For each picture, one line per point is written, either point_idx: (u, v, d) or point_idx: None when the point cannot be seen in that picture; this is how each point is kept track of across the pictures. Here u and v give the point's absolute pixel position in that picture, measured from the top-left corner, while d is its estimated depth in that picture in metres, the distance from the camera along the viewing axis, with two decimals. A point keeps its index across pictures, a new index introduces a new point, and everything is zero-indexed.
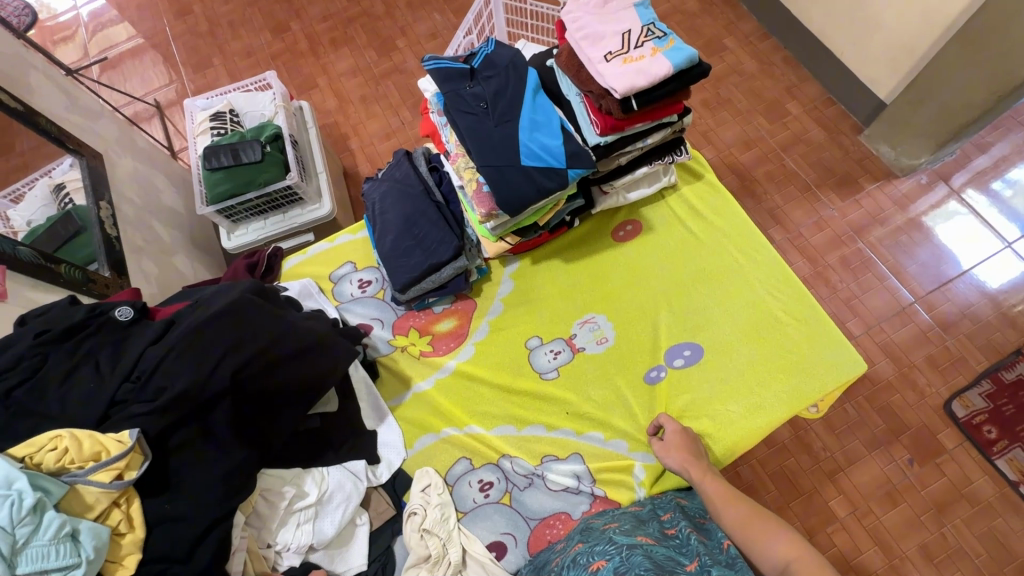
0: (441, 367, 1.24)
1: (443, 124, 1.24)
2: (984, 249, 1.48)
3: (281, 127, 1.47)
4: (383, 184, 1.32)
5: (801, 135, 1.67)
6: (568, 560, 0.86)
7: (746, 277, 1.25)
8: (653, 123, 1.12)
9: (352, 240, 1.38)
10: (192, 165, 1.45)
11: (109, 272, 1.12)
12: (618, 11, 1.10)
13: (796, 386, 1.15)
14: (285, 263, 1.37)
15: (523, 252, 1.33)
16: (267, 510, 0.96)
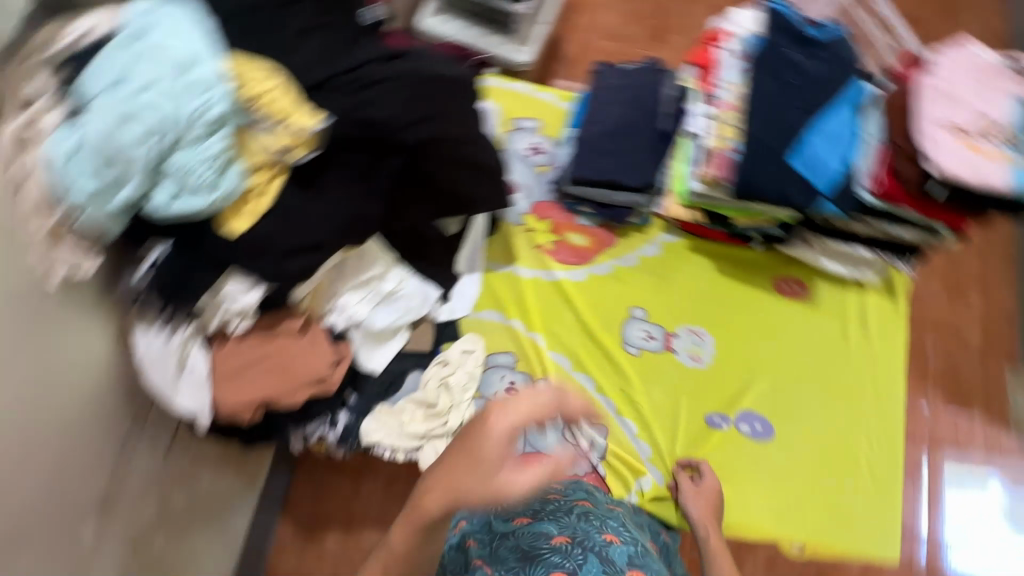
0: (548, 271, 1.14)
1: (735, 66, 0.99)
2: None
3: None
4: (620, 81, 1.13)
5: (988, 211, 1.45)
6: (571, 506, 0.83)
7: (852, 378, 1.11)
8: (923, 220, 0.91)
9: (546, 104, 1.24)
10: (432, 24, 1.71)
11: None
12: (995, 89, 0.87)
13: (838, 531, 1.04)
14: (483, 76, 1.25)
15: (687, 233, 1.17)
16: (350, 268, 0.91)
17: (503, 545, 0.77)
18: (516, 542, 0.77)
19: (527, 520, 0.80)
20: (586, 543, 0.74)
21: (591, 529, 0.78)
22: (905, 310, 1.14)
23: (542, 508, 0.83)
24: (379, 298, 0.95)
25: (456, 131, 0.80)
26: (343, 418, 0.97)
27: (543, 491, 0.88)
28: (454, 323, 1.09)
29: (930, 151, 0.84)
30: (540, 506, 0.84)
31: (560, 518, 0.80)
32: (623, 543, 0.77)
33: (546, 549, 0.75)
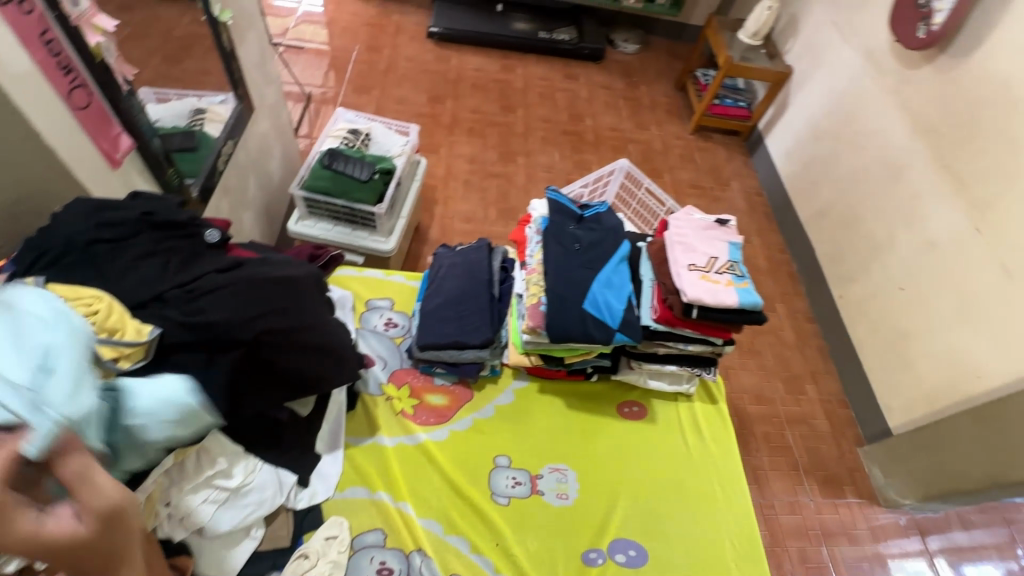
0: (410, 435, 1.18)
1: (535, 240, 1.24)
2: None
3: (393, 166, 2.09)
4: (458, 258, 1.36)
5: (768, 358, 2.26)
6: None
7: (699, 483, 1.23)
8: (698, 334, 1.14)
9: (403, 283, 1.41)
10: (308, 162, 2.06)
11: (196, 194, 1.47)
12: (717, 238, 1.17)
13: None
14: (338, 270, 1.40)
15: (534, 375, 1.31)
16: (189, 471, 0.86)
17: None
18: None
19: None
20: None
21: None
22: (726, 412, 1.33)
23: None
24: (221, 497, 0.91)
25: (292, 321, 0.90)
26: None
27: None
28: (316, 510, 1.05)
29: (679, 284, 1.08)
30: None
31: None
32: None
33: None
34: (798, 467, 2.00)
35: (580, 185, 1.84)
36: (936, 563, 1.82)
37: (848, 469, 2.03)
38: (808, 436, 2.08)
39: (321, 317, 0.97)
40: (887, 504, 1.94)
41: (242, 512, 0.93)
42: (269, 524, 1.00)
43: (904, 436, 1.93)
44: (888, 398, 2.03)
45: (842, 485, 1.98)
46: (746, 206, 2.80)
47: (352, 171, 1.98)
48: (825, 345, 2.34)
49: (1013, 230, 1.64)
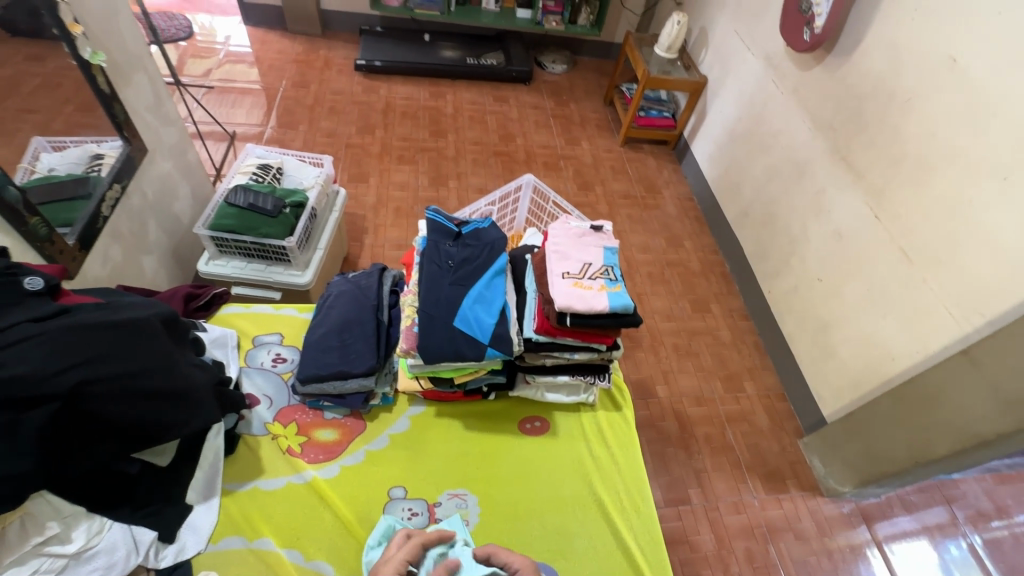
0: (298, 473, 1.12)
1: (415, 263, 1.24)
2: None
3: (307, 199, 1.99)
4: (346, 285, 1.33)
5: (706, 359, 2.29)
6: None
7: (605, 493, 1.19)
8: (581, 342, 1.13)
9: (294, 317, 1.37)
10: (213, 202, 1.96)
11: (73, 243, 1.36)
12: (590, 244, 1.19)
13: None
14: (226, 308, 1.37)
15: (431, 400, 1.27)
16: (13, 539, 0.80)
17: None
18: None
19: None
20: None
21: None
22: (631, 416, 1.32)
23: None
24: (56, 566, 0.84)
25: (126, 366, 0.87)
26: None
27: None
28: (186, 564, 0.97)
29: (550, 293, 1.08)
30: None
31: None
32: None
33: None
34: (740, 465, 2.00)
35: (487, 203, 1.82)
36: (884, 549, 1.82)
37: (790, 463, 2.02)
38: (749, 433, 2.08)
39: (167, 359, 0.95)
40: (829, 493, 1.94)
41: None
42: None
43: (837, 425, 1.92)
44: (821, 388, 2.05)
45: (784, 479, 1.98)
46: (677, 212, 2.85)
47: (259, 207, 1.85)
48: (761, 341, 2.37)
49: (903, 215, 1.70)
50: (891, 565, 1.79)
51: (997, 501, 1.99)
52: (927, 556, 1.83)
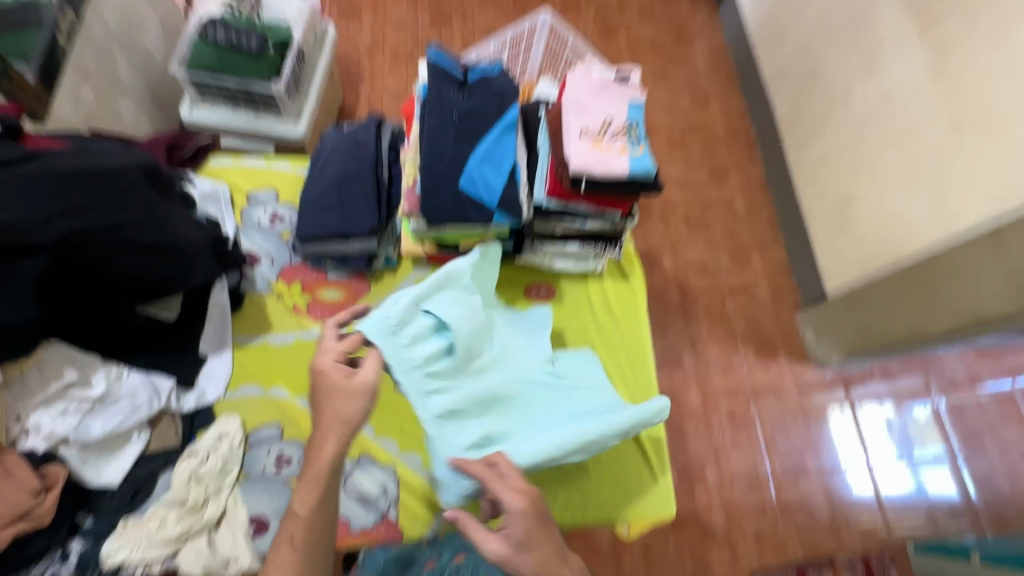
0: (306, 330, 1.14)
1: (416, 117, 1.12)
2: (850, 458, 1.90)
3: (293, 36, 1.67)
4: (342, 137, 1.21)
5: (718, 233, 2.22)
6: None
7: (604, 357, 1.22)
8: (594, 209, 1.06)
9: (288, 172, 1.27)
10: (186, 33, 1.69)
11: (32, 78, 1.18)
12: (612, 97, 1.05)
13: (633, 494, 1.11)
14: (214, 160, 1.28)
15: (435, 263, 1.23)
16: (33, 382, 0.85)
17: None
18: None
19: None
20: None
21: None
22: (639, 285, 1.30)
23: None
24: (84, 406, 0.89)
25: (109, 218, 0.82)
26: (77, 548, 0.90)
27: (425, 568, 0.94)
28: (207, 409, 1.04)
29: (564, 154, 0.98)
30: None
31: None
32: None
33: None
34: (734, 334, 2.06)
35: (496, 45, 1.58)
36: (857, 409, 1.96)
37: (782, 335, 2.08)
38: (748, 305, 2.11)
39: (153, 212, 0.88)
40: (816, 361, 2.02)
41: (113, 418, 0.91)
42: (154, 426, 0.99)
43: (836, 302, 1.91)
44: (829, 263, 1.99)
45: (774, 349, 2.05)
46: (707, 66, 2.53)
47: (239, 44, 1.58)
48: (776, 215, 2.26)
49: (968, 74, 1.48)
50: (858, 424, 1.94)
51: (973, 375, 2.03)
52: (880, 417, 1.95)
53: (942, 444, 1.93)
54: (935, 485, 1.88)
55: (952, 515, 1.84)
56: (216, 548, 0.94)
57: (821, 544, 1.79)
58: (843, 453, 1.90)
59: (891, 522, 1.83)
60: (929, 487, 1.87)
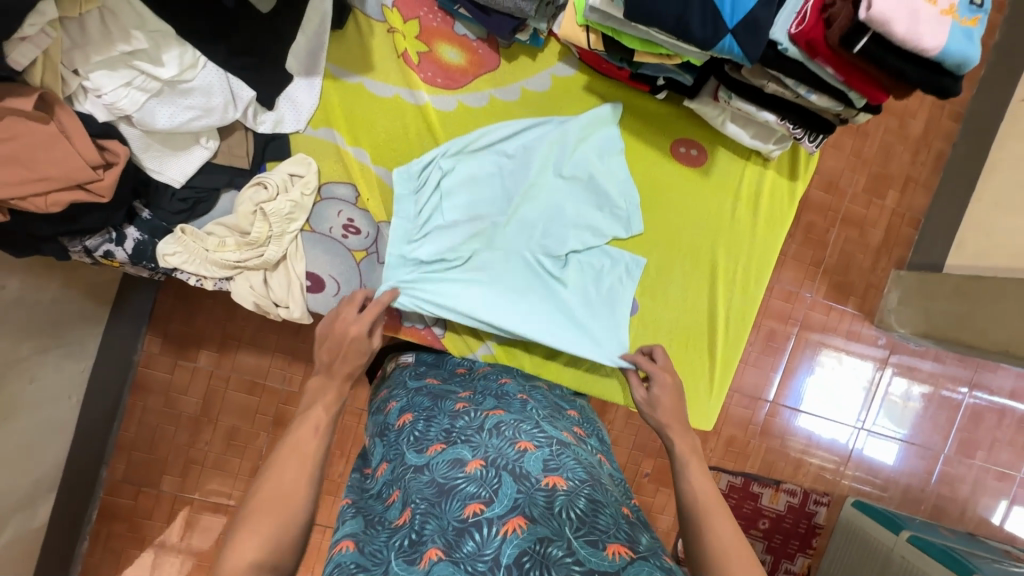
0: (409, 90, 0.92)
1: None
2: (841, 417, 1.71)
3: None
4: None
5: (880, 138, 1.65)
6: (483, 421, 0.69)
7: (722, 255, 1.04)
8: (838, 83, 0.76)
9: None
10: None
11: None
12: None
13: (684, 400, 1.05)
14: None
15: (586, 66, 0.96)
16: (96, 34, 0.68)
17: (416, 479, 0.62)
18: (430, 475, 0.62)
19: (442, 446, 0.66)
20: (499, 462, 0.59)
21: (502, 444, 0.63)
22: (798, 193, 1.05)
23: (456, 429, 0.68)
24: (151, 86, 0.74)
25: None
26: (132, 236, 0.84)
27: (459, 409, 0.73)
28: (282, 140, 0.89)
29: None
30: (455, 426, 0.69)
31: (472, 439, 0.65)
32: (538, 449, 0.62)
33: (460, 479, 0.59)
34: (820, 264, 1.67)
35: None
36: (882, 372, 1.72)
37: (867, 284, 1.69)
38: (852, 242, 1.67)
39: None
40: (880, 324, 1.69)
41: (181, 112, 0.76)
42: (224, 138, 0.86)
43: (950, 280, 1.49)
44: (972, 229, 1.53)
45: (849, 294, 1.68)
46: None
47: None
48: (960, 137, 1.66)
49: None
50: (873, 382, 1.72)
51: None
52: (894, 385, 1.72)
53: (908, 423, 1.74)
54: (879, 453, 1.74)
55: (905, 494, 1.76)
56: (270, 289, 0.90)
57: (777, 467, 1.70)
58: (829, 394, 1.70)
59: (846, 466, 1.73)
60: (880, 456, 1.74)
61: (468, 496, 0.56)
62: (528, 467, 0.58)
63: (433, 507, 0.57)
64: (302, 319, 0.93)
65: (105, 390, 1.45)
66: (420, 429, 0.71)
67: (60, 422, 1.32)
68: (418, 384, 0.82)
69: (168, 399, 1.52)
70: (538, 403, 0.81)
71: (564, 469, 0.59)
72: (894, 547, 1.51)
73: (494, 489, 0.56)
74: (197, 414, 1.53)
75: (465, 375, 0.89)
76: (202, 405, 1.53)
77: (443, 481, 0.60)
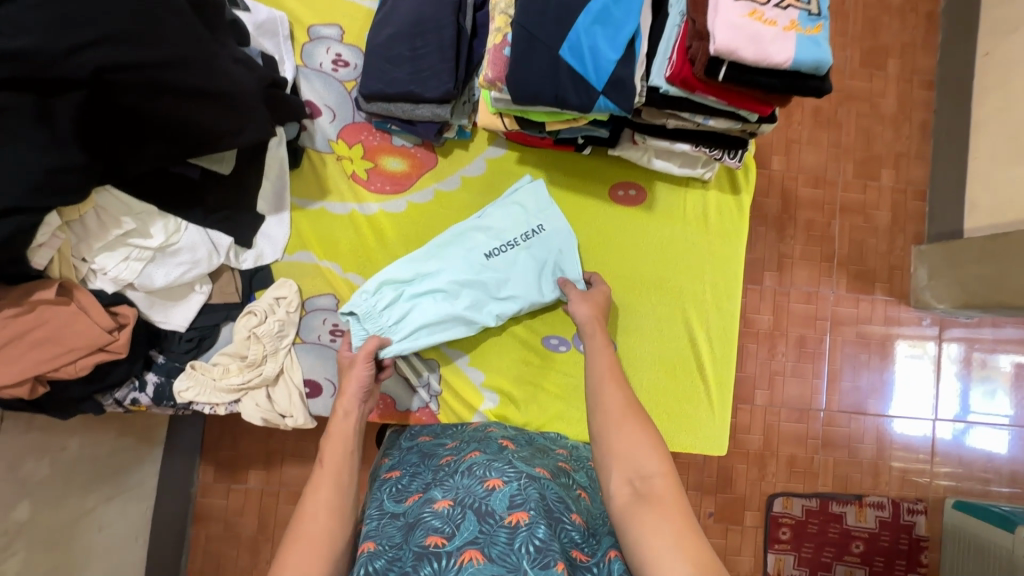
0: (365, 202, 1.05)
1: None
2: (921, 408, 1.59)
3: None
4: None
5: (858, 124, 1.61)
6: (459, 467, 0.74)
7: (687, 280, 1.07)
8: (726, 106, 0.82)
9: (356, 6, 1.06)
10: None
11: None
12: None
13: (689, 426, 1.06)
14: None
15: (514, 143, 1.06)
16: (95, 227, 0.83)
17: (390, 524, 0.67)
18: (403, 519, 0.67)
19: (418, 497, 0.71)
20: (466, 501, 0.64)
21: (472, 484, 0.68)
22: (748, 204, 1.09)
23: (434, 480, 0.74)
24: (145, 255, 0.88)
25: (150, 53, 0.70)
26: (152, 380, 0.97)
27: (441, 464, 0.79)
28: (265, 269, 1.02)
29: (709, 26, 0.72)
30: (434, 478, 0.75)
31: (446, 484, 0.71)
32: (506, 485, 0.66)
33: (428, 516, 0.65)
34: (832, 259, 1.60)
35: None
36: (944, 350, 1.60)
37: (889, 267, 1.61)
38: (859, 229, 1.61)
39: (199, 48, 0.74)
40: (917, 305, 1.59)
41: (173, 269, 0.91)
42: (215, 280, 0.99)
43: (973, 242, 1.42)
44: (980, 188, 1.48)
45: (873, 281, 1.60)
46: None
47: None
48: (940, 101, 1.61)
49: None
50: (940, 366, 1.60)
51: None
52: (976, 362, 1.60)
53: (1007, 400, 1.60)
54: (986, 442, 1.59)
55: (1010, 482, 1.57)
56: (274, 402, 1.00)
57: (852, 480, 1.57)
58: (901, 388, 1.59)
59: (935, 463, 1.58)
60: (989, 445, 1.59)
61: (432, 529, 0.62)
62: (493, 505, 0.63)
63: (397, 546, 0.62)
64: (307, 423, 1.01)
65: (170, 525, 1.57)
66: (403, 481, 0.78)
67: (128, 564, 1.43)
68: (410, 445, 0.91)
69: (226, 523, 1.61)
70: (518, 447, 0.86)
71: (529, 501, 0.63)
72: (1014, 550, 1.33)
73: (457, 526, 0.62)
74: (255, 533, 1.61)
75: (457, 430, 0.96)
76: (259, 523, 1.62)
77: (411, 520, 0.66)
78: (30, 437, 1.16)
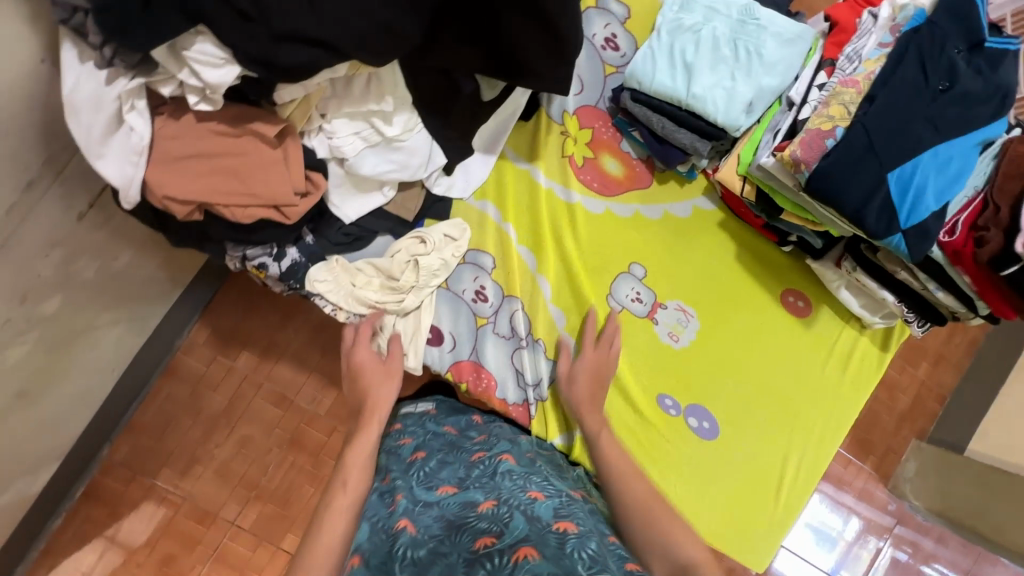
0: (567, 188, 1.00)
1: (878, 43, 0.81)
2: None
3: None
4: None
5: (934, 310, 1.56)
6: (496, 468, 0.72)
7: (806, 406, 1.08)
8: (968, 289, 0.84)
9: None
10: None
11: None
12: None
13: (745, 534, 1.04)
14: None
15: (726, 205, 1.05)
16: (356, 92, 0.75)
17: (425, 511, 0.61)
18: (440, 512, 0.60)
19: (453, 490, 0.66)
20: (513, 502, 0.59)
21: (514, 489, 0.64)
22: (886, 364, 1.10)
23: (469, 477, 0.70)
24: (374, 139, 0.81)
25: None
26: (291, 255, 0.88)
27: (475, 458, 0.77)
28: (446, 203, 0.96)
29: None
30: (468, 475, 0.71)
31: (485, 484, 0.66)
32: (549, 499, 0.63)
33: (472, 516, 0.57)
34: None
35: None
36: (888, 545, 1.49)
37: (887, 446, 1.51)
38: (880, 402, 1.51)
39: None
40: (895, 491, 1.49)
41: (385, 164, 0.83)
42: (401, 190, 0.92)
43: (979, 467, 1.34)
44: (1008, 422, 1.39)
45: (870, 451, 1.50)
46: None
47: None
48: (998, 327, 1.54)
49: None
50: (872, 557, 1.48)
51: None
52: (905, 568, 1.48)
53: None
54: None
55: None
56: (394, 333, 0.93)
57: None
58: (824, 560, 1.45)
59: None
60: None
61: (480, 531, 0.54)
62: (541, 512, 0.58)
63: (440, 540, 0.54)
64: (413, 368, 0.95)
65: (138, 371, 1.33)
66: (432, 465, 0.74)
67: (89, 395, 1.19)
68: (436, 430, 0.87)
69: (194, 391, 1.41)
70: (545, 465, 0.84)
71: (575, 514, 0.60)
72: None
73: (507, 527, 0.54)
74: (218, 415, 1.40)
75: (489, 430, 0.92)
76: (226, 407, 1.41)
77: (453, 518, 0.58)
78: (97, 237, 0.93)
